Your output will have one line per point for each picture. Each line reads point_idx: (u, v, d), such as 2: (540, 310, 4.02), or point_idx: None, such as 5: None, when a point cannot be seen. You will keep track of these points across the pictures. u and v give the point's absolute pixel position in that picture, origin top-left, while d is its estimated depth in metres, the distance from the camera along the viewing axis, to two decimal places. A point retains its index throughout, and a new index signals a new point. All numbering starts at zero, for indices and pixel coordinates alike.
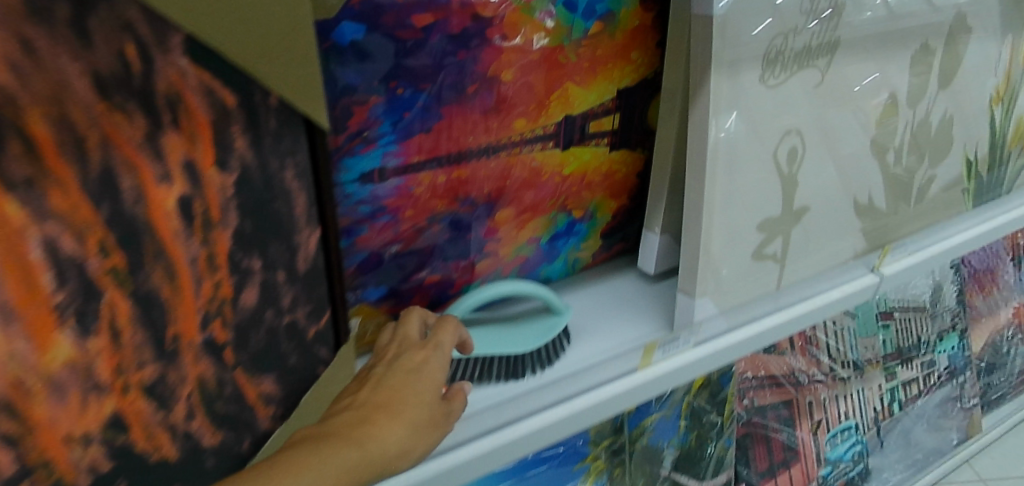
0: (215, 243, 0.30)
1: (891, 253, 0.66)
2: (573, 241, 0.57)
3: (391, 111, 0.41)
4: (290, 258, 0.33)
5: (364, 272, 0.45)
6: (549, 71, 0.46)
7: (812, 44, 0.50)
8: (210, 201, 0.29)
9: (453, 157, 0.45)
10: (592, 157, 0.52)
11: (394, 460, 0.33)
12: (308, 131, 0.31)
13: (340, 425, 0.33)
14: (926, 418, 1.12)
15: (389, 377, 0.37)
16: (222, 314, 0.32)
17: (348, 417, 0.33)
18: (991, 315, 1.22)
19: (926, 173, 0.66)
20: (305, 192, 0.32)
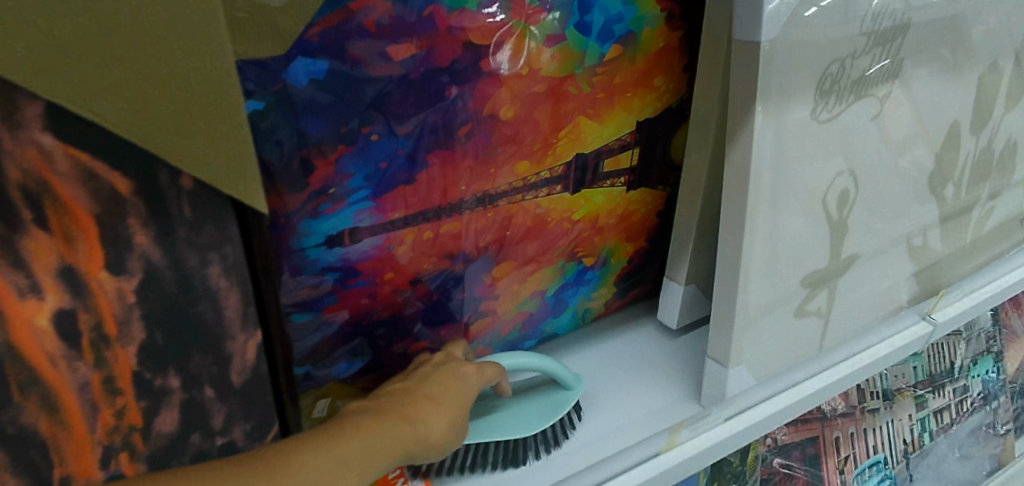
0: (114, 362, 0.23)
1: (946, 295, 0.58)
2: (585, 290, 0.50)
3: (365, 162, 0.34)
4: (221, 369, 0.26)
5: (335, 345, 0.39)
6: (556, 106, 0.39)
7: (872, 68, 0.42)
8: (101, 313, 0.22)
9: (443, 211, 0.38)
10: (604, 199, 0.46)
11: (433, 449, 0.34)
12: (238, 211, 0.24)
13: (388, 404, 0.34)
14: (960, 447, 1.04)
15: (439, 371, 0.37)
16: (132, 446, 0.25)
17: (394, 400, 0.34)
18: None
19: (986, 204, 0.58)
20: (239, 288, 0.25)
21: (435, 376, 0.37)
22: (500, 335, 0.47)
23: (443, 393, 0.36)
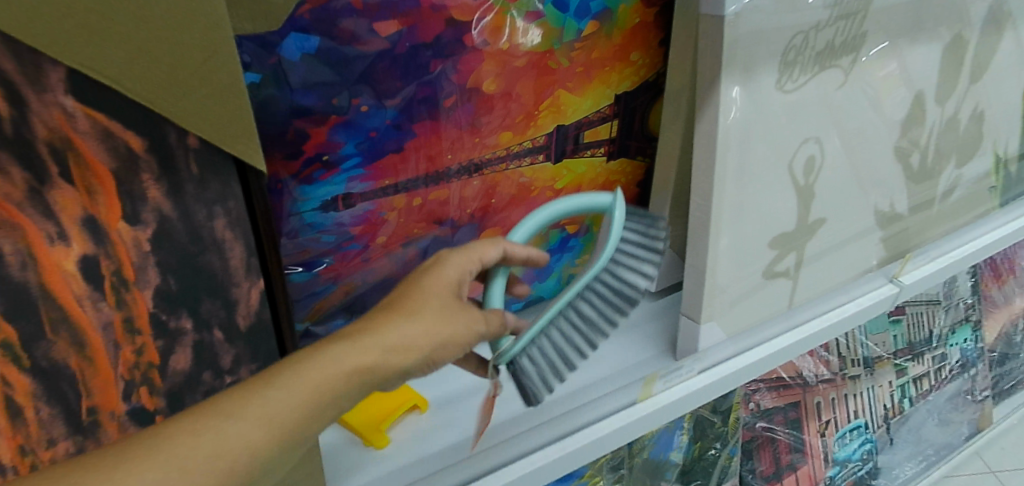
0: (133, 305, 0.26)
1: (913, 260, 0.61)
2: (569, 257, 0.53)
3: (356, 132, 0.37)
4: (228, 315, 0.28)
5: (332, 305, 0.41)
6: (538, 79, 0.42)
7: (835, 41, 0.44)
8: (121, 261, 0.25)
9: (429, 178, 0.41)
10: (585, 169, 0.48)
11: (397, 354, 0.28)
12: (241, 172, 0.26)
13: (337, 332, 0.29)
14: (939, 412, 1.08)
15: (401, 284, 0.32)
16: (150, 381, 0.28)
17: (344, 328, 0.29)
18: (1007, 305, 1.18)
19: (952, 173, 0.61)
20: (243, 241, 0.27)
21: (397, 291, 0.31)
22: None
23: (397, 301, 0.30)
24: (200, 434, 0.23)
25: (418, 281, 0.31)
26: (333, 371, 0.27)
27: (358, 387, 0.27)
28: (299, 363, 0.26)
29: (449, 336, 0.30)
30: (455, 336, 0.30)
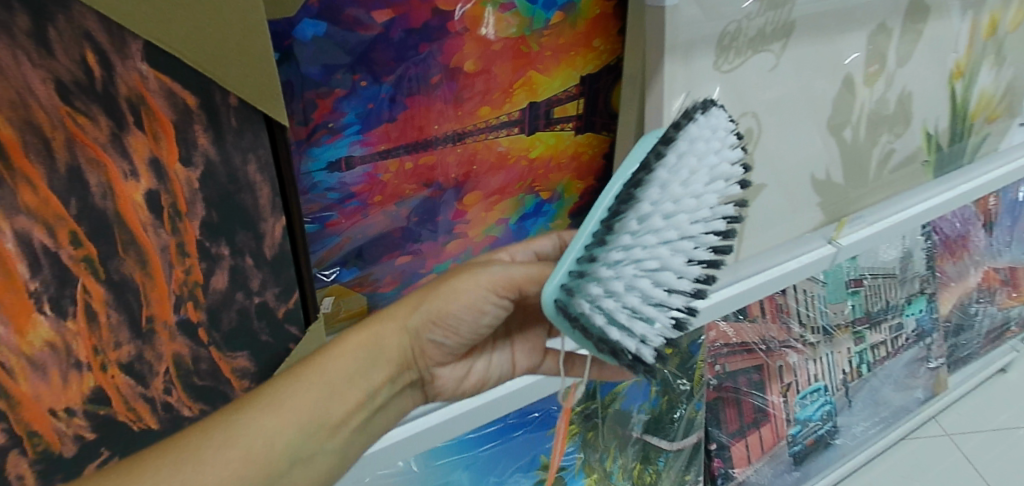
0: (183, 233, 0.32)
1: (849, 224, 0.70)
2: (543, 221, 0.60)
3: (356, 103, 0.44)
4: (257, 245, 0.35)
5: (336, 255, 0.48)
6: (512, 61, 0.49)
7: (766, 29, 0.53)
8: (176, 195, 0.31)
9: (418, 145, 0.48)
10: (555, 141, 0.55)
11: (378, 340, 0.40)
12: (269, 128, 0.33)
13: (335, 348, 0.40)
14: (895, 378, 1.16)
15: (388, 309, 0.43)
16: (195, 297, 0.34)
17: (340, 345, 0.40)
18: (961, 280, 1.26)
19: (883, 148, 0.69)
20: (269, 184, 0.34)
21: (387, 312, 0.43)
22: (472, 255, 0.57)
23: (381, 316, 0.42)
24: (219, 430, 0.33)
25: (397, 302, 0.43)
26: (332, 354, 0.38)
27: (353, 371, 0.38)
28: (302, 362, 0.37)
29: (449, 291, 0.40)
30: (461, 288, 0.40)
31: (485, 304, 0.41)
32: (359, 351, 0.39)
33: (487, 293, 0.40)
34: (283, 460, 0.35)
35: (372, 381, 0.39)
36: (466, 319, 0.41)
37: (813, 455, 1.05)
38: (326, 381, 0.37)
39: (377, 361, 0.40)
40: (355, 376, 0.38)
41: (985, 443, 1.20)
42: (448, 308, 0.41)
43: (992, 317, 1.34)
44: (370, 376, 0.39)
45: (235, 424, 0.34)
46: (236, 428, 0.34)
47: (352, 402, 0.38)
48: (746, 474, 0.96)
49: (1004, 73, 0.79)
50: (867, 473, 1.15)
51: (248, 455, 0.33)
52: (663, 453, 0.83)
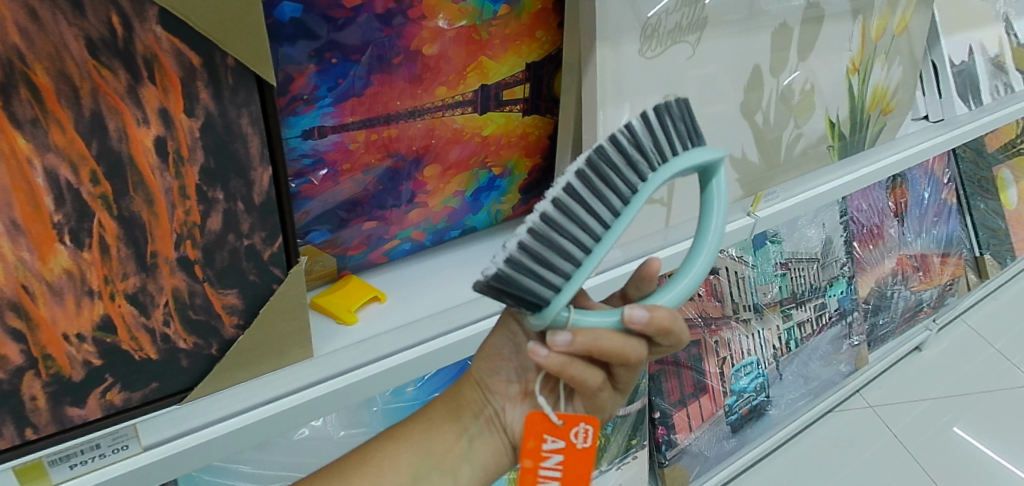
0: (185, 177, 0.38)
1: (765, 200, 0.80)
2: (494, 195, 0.67)
3: (327, 78, 0.50)
4: (247, 192, 0.41)
5: (308, 217, 0.54)
6: (465, 47, 0.56)
7: (682, 23, 0.63)
8: (180, 142, 0.37)
9: (381, 120, 0.54)
10: (505, 121, 0.62)
11: (457, 392, 0.54)
12: (260, 88, 0.39)
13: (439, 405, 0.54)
14: (820, 353, 1.26)
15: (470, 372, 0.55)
16: (193, 236, 0.39)
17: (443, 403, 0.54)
18: (877, 266, 1.37)
19: (792, 131, 0.79)
20: (259, 136, 0.40)
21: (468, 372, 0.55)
22: (432, 224, 0.64)
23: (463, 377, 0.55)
24: (345, 472, 0.50)
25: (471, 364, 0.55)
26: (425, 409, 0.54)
27: (441, 419, 0.53)
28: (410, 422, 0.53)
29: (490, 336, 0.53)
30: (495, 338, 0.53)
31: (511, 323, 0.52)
32: (445, 404, 0.53)
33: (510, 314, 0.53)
34: (408, 473, 0.50)
35: (464, 425, 0.53)
36: (508, 353, 0.53)
37: (748, 424, 1.14)
38: (429, 421, 0.53)
39: (460, 408, 0.53)
40: (448, 417, 0.53)
41: (901, 413, 1.32)
42: (496, 354, 0.53)
43: (909, 299, 1.45)
44: (457, 420, 0.53)
45: (373, 450, 0.51)
46: (372, 454, 0.51)
47: (452, 439, 0.52)
48: (688, 441, 1.04)
49: (894, 70, 0.91)
50: (799, 443, 1.25)
51: (382, 473, 0.50)
52: (611, 418, 0.91)
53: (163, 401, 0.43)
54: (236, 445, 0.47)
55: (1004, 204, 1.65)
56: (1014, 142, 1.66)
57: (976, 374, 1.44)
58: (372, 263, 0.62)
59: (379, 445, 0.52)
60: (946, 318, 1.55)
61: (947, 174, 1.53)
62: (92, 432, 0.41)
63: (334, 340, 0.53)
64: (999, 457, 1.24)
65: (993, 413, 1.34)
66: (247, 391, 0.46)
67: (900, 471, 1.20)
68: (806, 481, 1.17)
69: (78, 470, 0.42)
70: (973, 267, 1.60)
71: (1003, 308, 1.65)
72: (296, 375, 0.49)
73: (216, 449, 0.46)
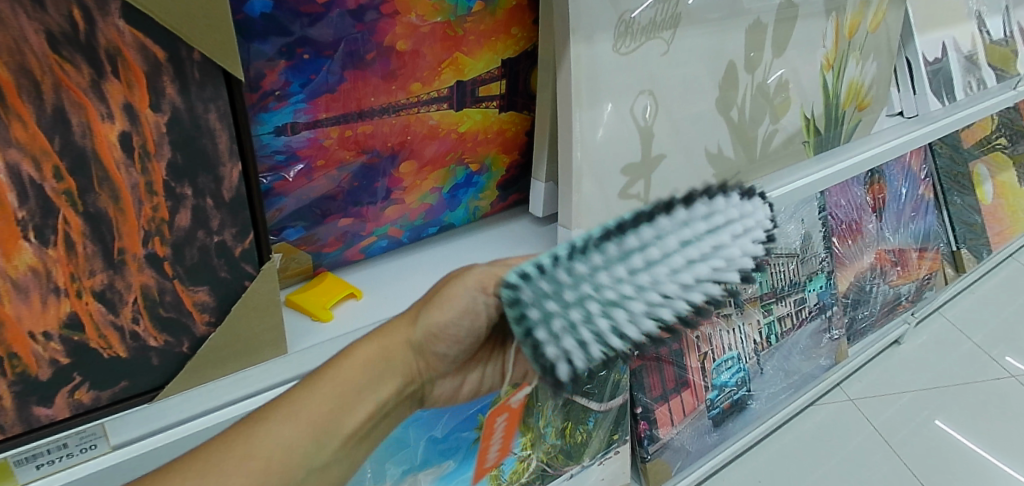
0: (152, 173, 0.37)
1: None
2: (472, 191, 0.67)
3: (300, 74, 0.50)
4: (216, 187, 0.41)
5: (282, 214, 0.54)
6: (440, 42, 0.56)
7: (656, 19, 0.63)
8: (146, 137, 0.37)
9: (355, 116, 0.54)
10: (482, 117, 0.62)
11: (385, 355, 0.43)
12: (228, 83, 0.39)
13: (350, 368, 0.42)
14: (801, 347, 1.27)
15: (397, 331, 0.44)
16: (161, 232, 0.39)
17: (356, 364, 0.42)
18: (855, 262, 1.38)
19: (767, 127, 0.80)
20: (227, 131, 0.40)
21: (394, 332, 0.44)
22: (409, 220, 0.64)
23: (390, 334, 0.44)
24: (223, 463, 0.37)
25: (402, 328, 0.44)
26: (329, 366, 0.42)
27: (352, 389, 0.41)
28: (308, 392, 0.41)
29: (447, 281, 0.45)
30: (453, 290, 0.43)
31: (477, 303, 0.43)
32: (365, 367, 0.42)
33: (476, 293, 0.43)
34: (301, 466, 0.39)
35: (380, 392, 0.42)
36: (461, 333, 0.44)
37: (729, 418, 1.14)
38: (336, 390, 0.41)
39: (384, 375, 0.42)
40: (363, 389, 0.42)
41: (880, 406, 1.34)
42: (455, 312, 0.43)
43: (888, 293, 1.47)
44: (377, 388, 0.42)
45: (256, 435, 0.39)
46: (255, 437, 0.38)
47: (362, 414, 0.42)
48: (670, 435, 1.04)
49: (868, 67, 0.92)
50: (780, 437, 1.26)
51: (269, 464, 0.38)
52: (592, 413, 0.91)
53: (134, 399, 0.42)
54: None
55: (980, 199, 1.67)
56: (990, 138, 1.68)
57: (954, 367, 1.46)
58: (349, 260, 0.62)
59: (263, 424, 0.39)
60: (924, 311, 1.58)
61: (923, 170, 1.54)
62: (60, 432, 0.40)
63: (310, 337, 0.53)
64: (978, 448, 1.26)
65: (971, 405, 1.36)
66: (220, 389, 0.46)
67: (881, 465, 1.21)
68: (787, 475, 1.18)
69: (47, 471, 0.41)
70: (951, 261, 1.63)
71: (980, 301, 1.68)
72: (270, 373, 0.49)
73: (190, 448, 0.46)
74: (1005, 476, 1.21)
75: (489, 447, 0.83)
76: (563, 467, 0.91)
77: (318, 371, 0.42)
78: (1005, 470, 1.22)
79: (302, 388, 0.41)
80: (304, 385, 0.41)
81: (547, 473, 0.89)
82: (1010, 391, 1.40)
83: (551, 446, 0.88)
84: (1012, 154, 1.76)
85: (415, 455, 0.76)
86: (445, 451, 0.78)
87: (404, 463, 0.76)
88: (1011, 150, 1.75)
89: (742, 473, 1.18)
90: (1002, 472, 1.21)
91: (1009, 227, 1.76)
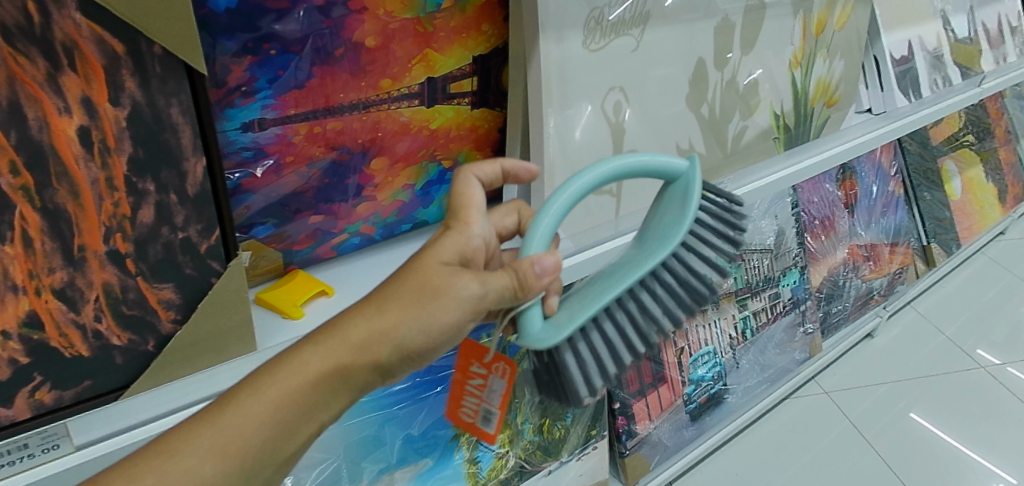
0: (112, 167, 0.37)
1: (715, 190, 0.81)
2: (445, 188, 0.67)
3: (266, 70, 0.49)
4: (180, 183, 0.40)
5: (250, 212, 0.53)
6: (411, 38, 0.56)
7: (625, 16, 0.64)
8: (106, 131, 0.36)
9: (322, 112, 0.53)
10: (453, 114, 0.62)
11: (348, 373, 0.42)
12: (190, 77, 0.38)
13: (297, 387, 0.40)
14: (776, 340, 1.28)
15: (372, 347, 0.42)
16: (123, 228, 0.39)
17: (303, 383, 0.40)
18: (826, 257, 1.40)
19: (737, 123, 0.80)
20: (190, 126, 0.39)
21: (367, 349, 0.42)
22: (381, 217, 0.63)
23: (362, 351, 0.42)
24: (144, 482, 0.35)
25: (379, 347, 0.42)
26: (269, 385, 0.40)
27: (292, 409, 0.40)
28: (244, 409, 0.39)
29: (430, 298, 0.43)
30: (440, 313, 0.43)
31: (463, 324, 0.45)
32: (311, 385, 0.41)
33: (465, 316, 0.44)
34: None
35: (330, 409, 0.42)
36: (439, 350, 0.45)
37: (706, 412, 1.16)
38: (271, 411, 0.39)
39: (337, 392, 0.42)
40: (311, 410, 0.41)
41: (854, 399, 1.36)
42: (444, 333, 0.44)
43: (861, 287, 1.49)
44: (328, 407, 0.42)
45: (171, 470, 0.36)
46: (169, 470, 0.36)
47: (304, 435, 0.41)
48: (648, 430, 1.05)
49: (836, 64, 0.94)
50: (756, 430, 1.28)
51: None
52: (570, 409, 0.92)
53: (97, 398, 0.42)
54: None
55: (949, 195, 1.71)
56: (957, 135, 1.72)
57: (926, 359, 1.49)
58: (320, 258, 0.62)
59: (180, 454, 0.37)
60: (897, 305, 1.60)
61: (894, 166, 1.57)
62: (21, 433, 0.39)
63: (280, 334, 0.52)
64: (951, 439, 1.27)
65: (944, 396, 1.38)
66: (187, 388, 0.45)
67: (857, 458, 1.22)
68: (764, 468, 1.20)
69: (7, 472, 0.40)
70: (921, 256, 1.66)
71: (951, 295, 1.71)
72: (239, 372, 0.48)
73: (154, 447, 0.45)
74: (978, 466, 1.22)
75: (466, 444, 0.83)
76: (541, 463, 0.91)
77: (253, 390, 0.40)
78: (979, 460, 1.23)
79: (235, 411, 0.39)
80: (236, 408, 0.39)
81: (525, 469, 0.89)
82: (981, 381, 1.42)
83: (528, 442, 0.89)
84: (980, 151, 1.80)
85: (392, 455, 0.76)
86: (421, 449, 0.78)
87: (381, 462, 0.75)
88: (978, 147, 1.79)
89: (720, 467, 1.19)
90: (975, 461, 1.23)
91: (978, 222, 1.80)
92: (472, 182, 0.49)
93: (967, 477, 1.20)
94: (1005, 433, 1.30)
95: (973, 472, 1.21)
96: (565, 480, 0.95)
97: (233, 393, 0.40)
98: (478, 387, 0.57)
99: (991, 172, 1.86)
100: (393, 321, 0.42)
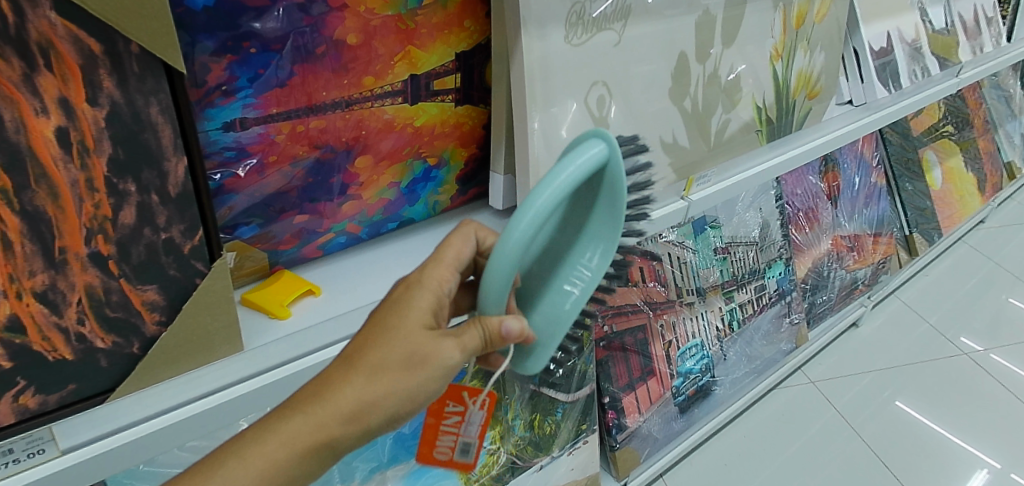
0: (92, 169, 0.37)
1: (697, 183, 0.83)
2: (431, 185, 0.67)
3: (247, 69, 0.49)
4: (162, 183, 0.40)
5: (234, 212, 0.53)
6: (393, 35, 0.56)
7: (607, 11, 0.64)
8: (84, 132, 0.36)
9: (303, 110, 0.53)
10: (438, 111, 0.62)
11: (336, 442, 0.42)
12: (168, 75, 0.38)
13: (284, 457, 0.40)
14: (763, 331, 1.29)
15: (359, 415, 0.42)
16: (105, 230, 0.38)
17: (290, 453, 0.40)
18: (810, 248, 1.41)
19: (720, 116, 0.81)
20: (170, 125, 0.39)
21: (354, 417, 0.42)
22: (367, 216, 0.63)
23: (348, 422, 0.42)
24: None
25: (364, 414, 0.42)
26: (256, 454, 0.40)
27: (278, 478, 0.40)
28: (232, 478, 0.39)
29: (419, 366, 0.43)
30: (426, 380, 0.44)
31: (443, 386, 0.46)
32: (298, 453, 0.40)
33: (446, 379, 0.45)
34: None
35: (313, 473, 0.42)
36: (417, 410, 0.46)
37: (695, 404, 1.16)
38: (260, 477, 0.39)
39: (321, 459, 0.42)
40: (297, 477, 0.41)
41: (841, 388, 1.38)
42: (426, 397, 0.45)
43: (845, 278, 1.51)
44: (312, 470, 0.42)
45: None
46: None
47: None
48: (637, 423, 1.06)
49: (816, 56, 0.95)
50: (744, 421, 1.29)
51: None
52: (559, 404, 0.92)
53: (82, 401, 0.41)
54: (162, 444, 0.46)
55: (930, 185, 1.73)
56: (937, 125, 1.74)
57: (910, 347, 1.50)
58: (306, 257, 0.62)
59: None
60: (881, 294, 1.62)
61: (875, 157, 1.59)
62: (5, 437, 0.39)
63: (267, 334, 0.52)
64: (936, 426, 1.29)
65: (928, 383, 1.40)
66: (175, 389, 0.45)
67: (845, 447, 1.24)
68: (752, 459, 1.21)
69: None
70: (905, 246, 1.68)
71: (934, 283, 1.74)
72: (225, 373, 0.48)
73: (140, 451, 0.45)
74: (962, 451, 1.24)
75: None
76: (532, 458, 0.91)
77: (241, 458, 0.39)
78: (963, 445, 1.26)
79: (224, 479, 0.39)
80: (223, 475, 0.39)
81: (516, 465, 0.90)
82: (964, 368, 1.45)
83: (519, 438, 0.89)
84: (959, 140, 1.82)
85: (382, 454, 0.76)
86: (412, 447, 0.78)
87: (371, 462, 0.75)
88: (958, 136, 1.81)
89: (710, 459, 1.20)
90: (959, 447, 1.25)
91: (959, 210, 1.83)
92: (468, 239, 0.49)
93: (953, 462, 1.22)
94: (988, 418, 1.32)
95: (958, 457, 1.23)
96: (556, 475, 0.95)
97: (219, 456, 0.40)
98: (454, 423, 0.56)
99: (970, 162, 1.88)
100: (383, 390, 0.42)
